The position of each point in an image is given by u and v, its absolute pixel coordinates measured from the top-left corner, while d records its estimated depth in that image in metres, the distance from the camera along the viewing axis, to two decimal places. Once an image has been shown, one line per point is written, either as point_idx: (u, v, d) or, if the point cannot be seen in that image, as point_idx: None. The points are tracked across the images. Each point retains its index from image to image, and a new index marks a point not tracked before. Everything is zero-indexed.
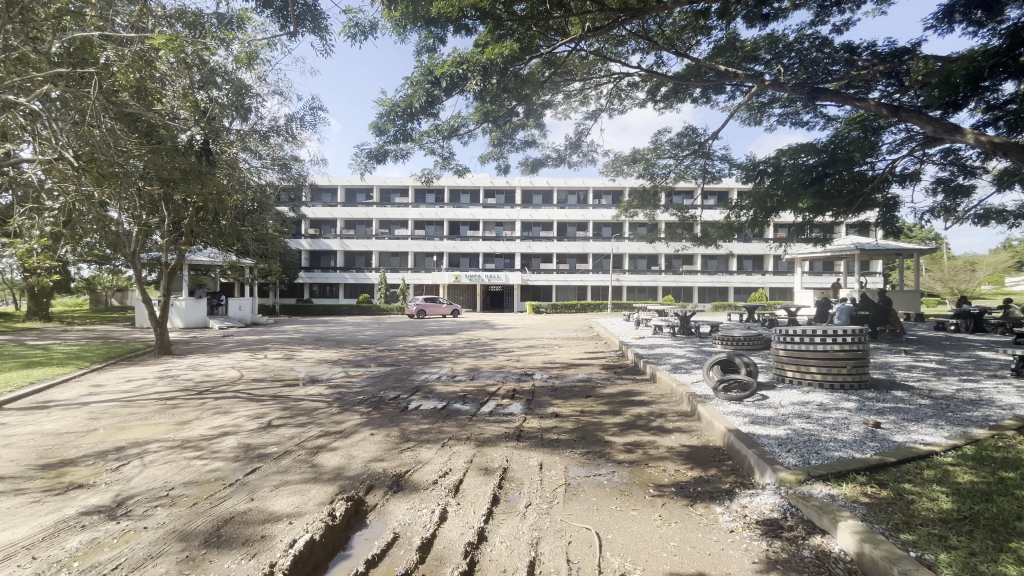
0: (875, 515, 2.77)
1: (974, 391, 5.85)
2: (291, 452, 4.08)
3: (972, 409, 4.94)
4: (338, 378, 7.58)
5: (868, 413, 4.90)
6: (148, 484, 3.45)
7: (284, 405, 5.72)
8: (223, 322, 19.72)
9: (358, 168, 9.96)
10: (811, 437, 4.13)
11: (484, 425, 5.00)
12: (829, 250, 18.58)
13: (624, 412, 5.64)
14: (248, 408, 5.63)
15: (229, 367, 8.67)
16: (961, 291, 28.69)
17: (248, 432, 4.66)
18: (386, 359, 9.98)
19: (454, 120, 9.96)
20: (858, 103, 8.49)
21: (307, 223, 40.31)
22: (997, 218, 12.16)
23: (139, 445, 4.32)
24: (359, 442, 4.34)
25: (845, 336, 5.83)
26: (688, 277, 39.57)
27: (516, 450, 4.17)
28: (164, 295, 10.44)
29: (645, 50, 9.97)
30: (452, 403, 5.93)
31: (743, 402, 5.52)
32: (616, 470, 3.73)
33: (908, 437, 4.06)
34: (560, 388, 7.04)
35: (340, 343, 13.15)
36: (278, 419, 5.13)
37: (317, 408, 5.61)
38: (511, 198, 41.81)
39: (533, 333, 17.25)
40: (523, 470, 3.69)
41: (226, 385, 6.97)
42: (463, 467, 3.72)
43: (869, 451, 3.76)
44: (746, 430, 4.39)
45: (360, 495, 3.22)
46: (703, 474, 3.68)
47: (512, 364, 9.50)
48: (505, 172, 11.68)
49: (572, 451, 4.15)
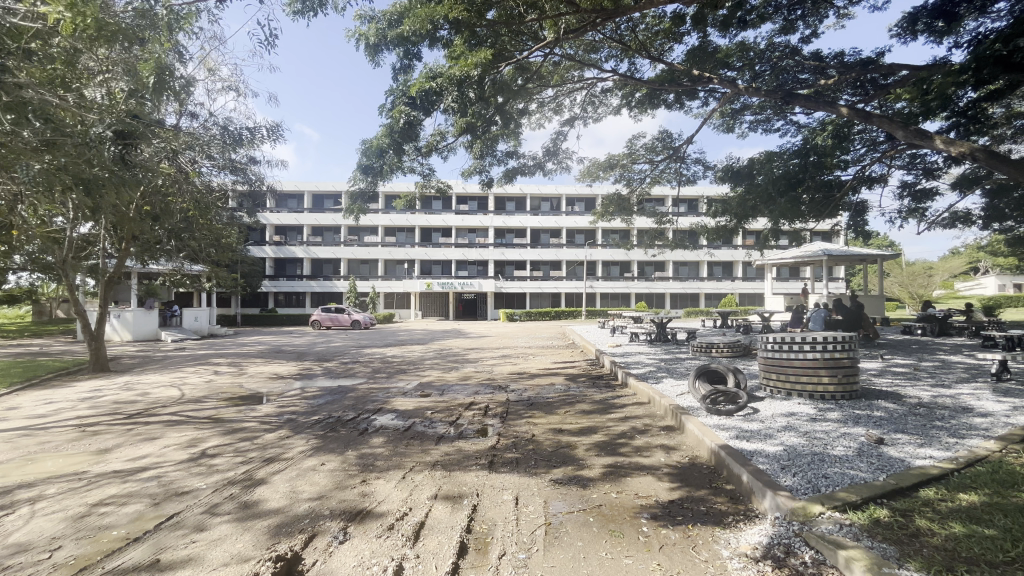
0: (910, 557, 2.43)
1: (962, 398, 5.74)
2: (221, 490, 3.55)
3: (961, 419, 4.83)
4: (293, 396, 6.97)
5: (863, 425, 4.68)
6: (29, 541, 2.87)
7: (224, 429, 5.15)
8: (176, 335, 18.53)
9: (348, 207, 10.51)
10: (812, 456, 3.84)
11: (452, 447, 4.57)
12: (798, 255, 18.95)
13: (604, 428, 5.31)
14: (180, 433, 5.01)
15: (169, 385, 7.88)
16: (919, 294, 29.90)
17: (175, 464, 4.10)
18: (349, 372, 9.40)
19: (436, 136, 9.59)
20: (830, 107, 8.62)
21: (271, 230, 38.97)
22: (962, 221, 12.44)
23: (35, 485, 3.70)
24: (306, 474, 3.85)
25: (830, 344, 5.63)
26: (661, 284, 40.12)
27: (488, 478, 3.76)
28: (101, 307, 9.51)
29: (619, 56, 9.89)
30: (418, 422, 5.45)
31: (732, 415, 5.21)
32: (600, 501, 3.35)
33: (911, 453, 3.83)
34: (536, 402, 6.65)
35: (301, 355, 12.43)
36: (214, 447, 4.54)
37: (262, 432, 5.04)
38: (484, 204, 41.48)
39: (507, 342, 16.83)
40: (496, 507, 3.26)
41: (163, 407, 6.28)
42: (426, 506, 3.26)
43: (878, 471, 3.49)
44: (740, 448, 4.07)
45: (297, 550, 2.71)
46: (701, 503, 3.32)
47: (484, 375, 9.09)
48: (489, 186, 11.35)
49: (551, 479, 3.73)
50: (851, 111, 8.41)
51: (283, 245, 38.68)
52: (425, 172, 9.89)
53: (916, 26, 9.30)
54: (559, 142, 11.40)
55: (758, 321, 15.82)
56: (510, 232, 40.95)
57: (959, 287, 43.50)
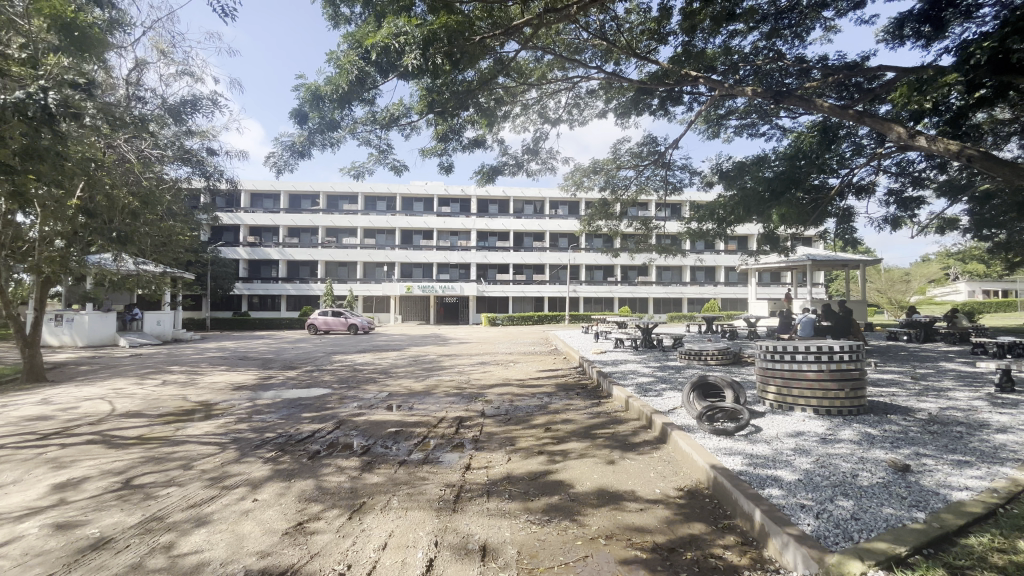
0: None
1: (971, 413, 5.46)
2: (122, 542, 2.99)
3: (977, 438, 4.53)
4: (246, 410, 6.38)
5: (878, 447, 4.34)
6: None
7: (153, 453, 4.55)
8: (134, 340, 17.53)
9: (277, 161, 9.51)
10: (833, 489, 3.45)
11: (418, 472, 4.08)
12: (782, 260, 18.92)
13: (589, 446, 4.87)
14: (98, 459, 4.40)
15: (106, 398, 7.16)
16: (897, 300, 30.31)
17: (79, 502, 3.52)
18: (315, 381, 8.79)
19: (396, 109, 9.15)
20: (814, 105, 8.42)
21: (245, 230, 37.84)
22: (949, 228, 12.47)
23: None
24: (235, 515, 3.31)
25: (837, 353, 5.32)
26: (644, 289, 40.12)
27: (455, 518, 3.27)
28: (36, 314, 8.74)
29: (604, 58, 9.56)
30: (383, 441, 4.94)
31: (732, 436, 4.78)
32: (578, 551, 2.87)
33: (943, 486, 3.45)
34: (515, 415, 6.19)
35: (266, 362, 11.74)
36: (132, 478, 3.96)
37: (198, 456, 4.47)
38: (466, 207, 41.02)
39: (488, 348, 16.31)
40: (459, 561, 2.77)
41: (89, 424, 5.63)
42: (372, 563, 2.74)
43: (915, 510, 3.10)
44: (744, 478, 3.67)
45: None
46: (705, 551, 2.88)
47: (461, 384, 8.60)
48: (448, 171, 10.75)
49: (526, 519, 3.26)
50: (833, 108, 8.24)
51: (257, 246, 37.48)
52: (381, 147, 9.68)
53: (902, 31, 9.15)
54: (540, 142, 11.00)
55: (744, 325, 15.67)
56: (493, 236, 40.62)
57: (932, 293, 44.59)
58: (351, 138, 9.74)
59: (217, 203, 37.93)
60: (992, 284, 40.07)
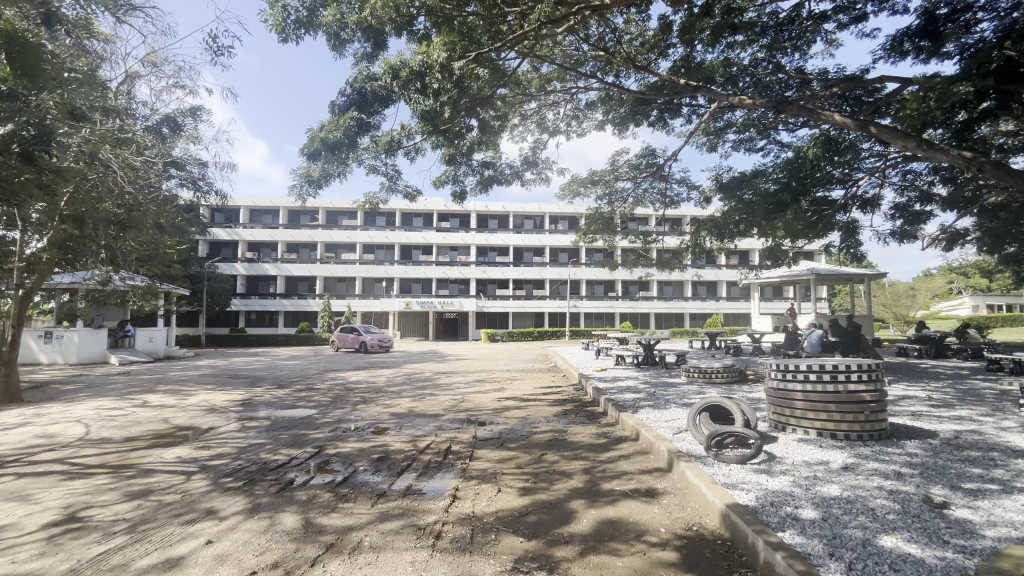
0: None
1: (995, 436, 5.15)
2: None
3: (1005, 467, 4.22)
4: (223, 433, 6.08)
5: (903, 479, 4.03)
6: None
7: (113, 484, 4.26)
8: (125, 357, 17.24)
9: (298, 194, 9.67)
10: (862, 532, 3.14)
11: (399, 507, 3.78)
12: (785, 274, 18.70)
13: (585, 476, 4.57)
14: (54, 491, 4.11)
15: (80, 421, 6.88)
16: (902, 315, 29.89)
17: (19, 542, 3.24)
18: (302, 401, 8.50)
19: (398, 134, 9.05)
20: (821, 115, 8.19)
21: (244, 246, 37.82)
22: (958, 241, 12.26)
23: None
24: (188, 560, 3.00)
25: (854, 373, 5.04)
26: (645, 304, 39.81)
27: (435, 564, 2.95)
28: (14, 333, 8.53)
29: (603, 69, 9.49)
30: (366, 469, 4.65)
31: (748, 466, 4.49)
32: None
33: (981, 527, 3.14)
34: (508, 439, 5.89)
35: (256, 380, 11.45)
36: (83, 514, 3.67)
37: (160, 488, 4.17)
38: (465, 222, 41.05)
39: (485, 365, 15.99)
40: None
41: (55, 450, 5.35)
42: None
43: (957, 559, 2.78)
44: (761, 518, 3.36)
45: None
46: None
47: (454, 404, 8.30)
48: (460, 198, 10.71)
49: (512, 565, 2.95)
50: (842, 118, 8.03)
51: (255, 262, 37.41)
52: (389, 173, 9.60)
53: (901, 46, 9.07)
54: (538, 151, 10.88)
55: (749, 340, 15.36)
56: (492, 251, 40.54)
57: (937, 307, 44.15)
58: (357, 165, 9.66)
59: (216, 219, 38.02)
60: (997, 297, 39.71)
